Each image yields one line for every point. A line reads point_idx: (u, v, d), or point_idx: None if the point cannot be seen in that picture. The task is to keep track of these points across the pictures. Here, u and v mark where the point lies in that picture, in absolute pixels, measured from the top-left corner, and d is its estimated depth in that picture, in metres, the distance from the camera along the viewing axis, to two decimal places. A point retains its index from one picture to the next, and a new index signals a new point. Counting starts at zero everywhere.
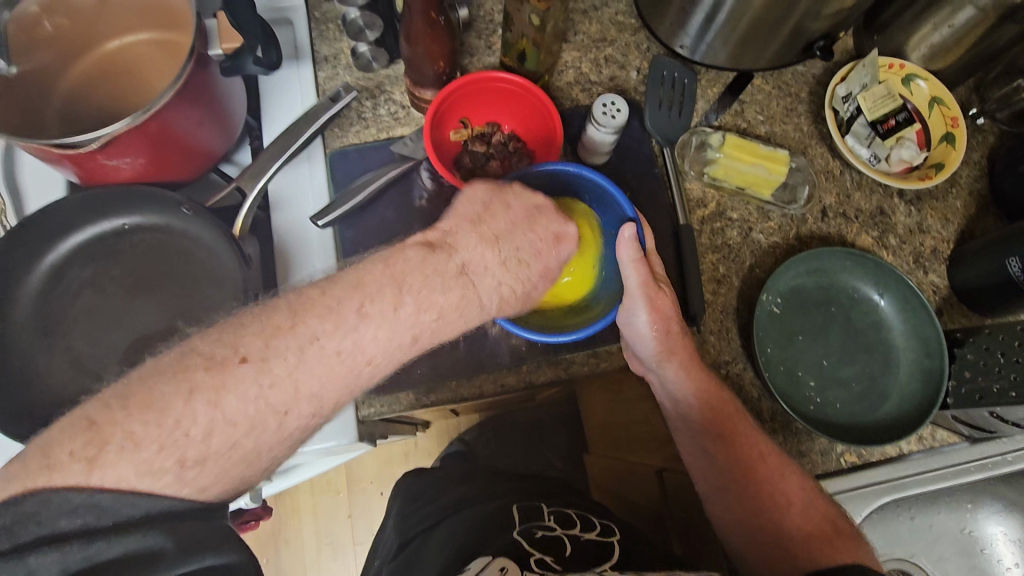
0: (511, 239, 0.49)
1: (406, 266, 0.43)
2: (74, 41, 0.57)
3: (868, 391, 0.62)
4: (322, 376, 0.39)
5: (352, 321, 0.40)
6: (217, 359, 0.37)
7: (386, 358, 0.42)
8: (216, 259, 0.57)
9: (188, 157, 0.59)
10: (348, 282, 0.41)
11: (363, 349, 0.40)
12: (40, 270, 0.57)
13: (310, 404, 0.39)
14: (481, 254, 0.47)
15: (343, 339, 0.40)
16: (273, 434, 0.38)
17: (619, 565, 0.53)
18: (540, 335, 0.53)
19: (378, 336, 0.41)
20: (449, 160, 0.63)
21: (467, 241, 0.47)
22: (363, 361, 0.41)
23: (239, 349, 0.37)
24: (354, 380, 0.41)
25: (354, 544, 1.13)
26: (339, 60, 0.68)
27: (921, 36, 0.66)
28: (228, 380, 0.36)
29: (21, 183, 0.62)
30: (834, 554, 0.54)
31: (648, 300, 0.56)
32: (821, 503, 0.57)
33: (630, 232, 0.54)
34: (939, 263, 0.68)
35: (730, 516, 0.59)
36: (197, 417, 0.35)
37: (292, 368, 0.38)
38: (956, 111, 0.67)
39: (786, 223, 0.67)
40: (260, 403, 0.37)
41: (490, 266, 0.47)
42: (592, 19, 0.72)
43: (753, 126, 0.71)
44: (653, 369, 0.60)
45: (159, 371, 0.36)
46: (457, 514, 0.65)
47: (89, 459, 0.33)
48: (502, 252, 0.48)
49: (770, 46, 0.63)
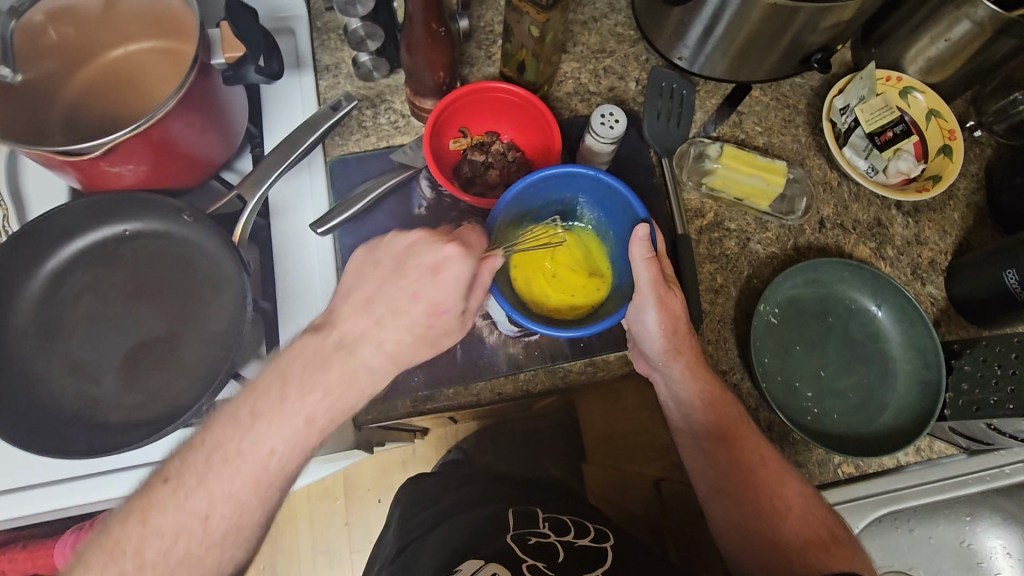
0: (384, 297, 0.50)
1: (291, 357, 0.48)
2: (79, 51, 0.58)
3: (866, 402, 0.62)
4: (227, 477, 0.45)
5: (247, 423, 0.46)
6: (150, 486, 0.46)
7: (288, 447, 0.47)
8: (217, 265, 0.59)
9: (188, 164, 0.59)
10: (252, 388, 0.48)
11: (261, 443, 0.46)
12: (41, 275, 0.58)
13: (230, 505, 0.45)
14: (360, 325, 0.49)
15: (241, 438, 0.46)
16: (200, 538, 0.45)
17: (610, 568, 0.54)
18: (544, 328, 0.53)
19: (273, 429, 0.46)
20: (449, 169, 0.64)
21: (345, 315, 0.50)
22: (267, 458, 0.46)
23: (162, 473, 0.46)
24: (264, 474, 0.46)
25: (351, 552, 1.13)
26: (340, 69, 0.69)
27: (918, 49, 0.66)
28: (155, 501, 0.45)
29: (23, 189, 0.63)
30: (832, 561, 0.54)
31: (658, 299, 0.56)
32: (820, 510, 0.57)
33: (644, 232, 0.55)
34: (936, 274, 0.68)
35: (730, 519, 0.58)
36: (133, 537, 0.44)
37: (207, 482, 0.45)
38: (953, 124, 0.67)
39: (783, 233, 0.68)
40: (182, 511, 0.44)
41: (366, 330, 0.49)
42: (592, 30, 0.73)
43: (751, 138, 0.71)
44: (660, 369, 0.59)
45: (108, 526, 0.45)
46: (450, 520, 0.65)
47: (75, 563, 0.44)
48: (379, 311, 0.50)
49: (768, 57, 0.63)
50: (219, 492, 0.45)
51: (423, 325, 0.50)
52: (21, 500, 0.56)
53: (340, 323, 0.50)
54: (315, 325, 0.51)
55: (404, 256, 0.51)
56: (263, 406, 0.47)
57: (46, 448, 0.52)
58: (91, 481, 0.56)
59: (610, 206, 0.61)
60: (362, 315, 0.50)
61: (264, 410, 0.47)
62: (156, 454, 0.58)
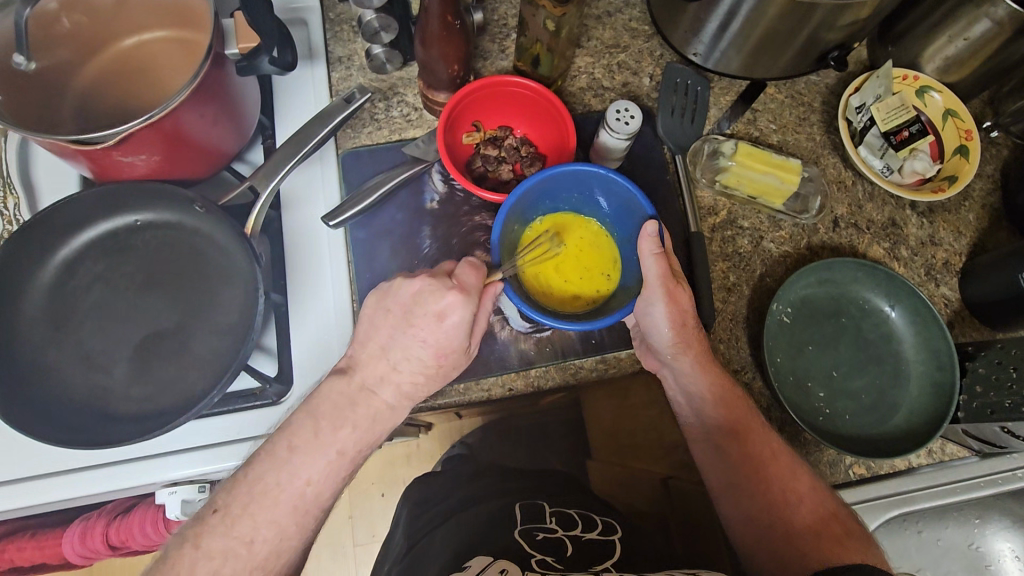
0: (398, 343, 0.53)
1: (319, 398, 0.53)
2: (92, 39, 0.57)
3: (878, 403, 0.61)
4: (271, 506, 0.50)
5: (284, 457, 0.51)
6: (200, 516, 0.50)
7: (324, 477, 0.51)
8: (228, 257, 0.59)
9: (200, 155, 0.59)
10: (286, 427, 0.52)
11: (300, 475, 0.50)
12: (52, 265, 0.58)
13: (275, 529, 0.50)
14: (380, 367, 0.54)
15: (279, 471, 0.50)
16: (246, 560, 0.48)
17: (620, 561, 0.56)
18: (546, 319, 0.53)
19: (311, 461, 0.51)
20: (461, 164, 0.64)
21: (363, 360, 0.54)
22: (304, 488, 0.51)
23: (212, 504, 0.50)
24: (306, 501, 0.51)
25: (355, 546, 1.13)
26: (353, 61, 0.68)
27: (936, 48, 0.66)
28: (204, 530, 0.48)
29: (35, 178, 0.62)
30: (845, 553, 0.52)
31: (666, 293, 0.57)
32: (830, 501, 0.57)
33: (652, 228, 0.56)
34: (950, 276, 0.67)
35: (740, 512, 0.58)
36: (187, 562, 0.47)
37: (251, 509, 0.49)
38: (970, 124, 0.67)
39: (797, 232, 0.67)
40: (230, 537, 0.48)
41: (387, 373, 0.54)
42: (606, 25, 0.73)
43: (765, 135, 0.71)
44: (668, 363, 0.59)
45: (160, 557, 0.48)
46: (460, 513, 0.65)
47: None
48: (395, 357, 0.53)
49: (784, 55, 0.63)
50: (263, 518, 0.49)
51: (436, 364, 0.54)
52: (29, 490, 0.56)
53: (361, 367, 0.54)
54: (340, 368, 0.55)
55: (409, 304, 0.53)
56: (299, 441, 0.51)
57: (55, 437, 0.52)
58: (99, 471, 0.56)
59: (623, 206, 0.61)
60: (381, 360, 0.54)
61: (301, 444, 0.51)
62: (165, 446, 0.57)
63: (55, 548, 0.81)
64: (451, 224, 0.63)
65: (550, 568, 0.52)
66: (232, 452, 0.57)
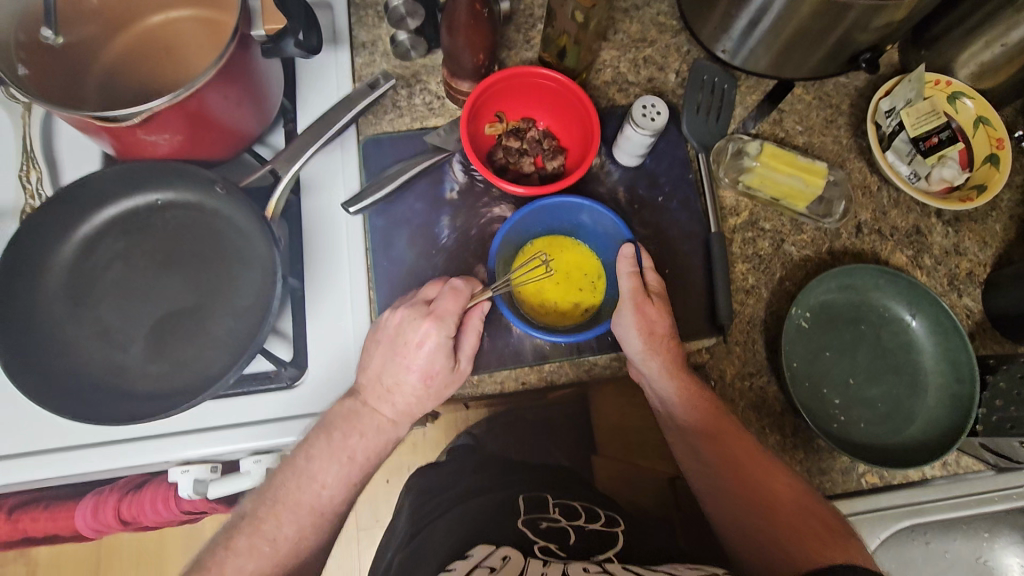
0: (387, 373, 0.54)
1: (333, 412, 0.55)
2: (119, 16, 0.57)
3: (893, 412, 0.61)
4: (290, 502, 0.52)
5: (304, 465, 0.53)
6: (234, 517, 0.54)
7: (337, 480, 0.54)
8: (247, 240, 0.59)
9: (223, 136, 0.58)
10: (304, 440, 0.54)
11: (314, 478, 0.53)
12: (74, 240, 0.58)
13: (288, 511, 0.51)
14: (372, 389, 0.55)
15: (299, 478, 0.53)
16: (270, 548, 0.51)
17: (621, 554, 0.55)
18: (540, 334, 0.54)
19: (329, 467, 0.53)
20: (483, 154, 0.64)
21: (361, 383, 0.55)
22: (320, 490, 0.54)
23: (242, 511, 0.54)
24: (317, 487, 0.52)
25: (359, 530, 1.14)
26: (377, 46, 0.68)
27: (971, 53, 0.64)
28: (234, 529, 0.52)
29: (58, 153, 0.63)
30: (826, 552, 0.51)
31: (636, 306, 0.57)
32: (812, 503, 0.55)
33: (629, 250, 0.59)
34: (974, 286, 0.66)
35: (730, 509, 0.57)
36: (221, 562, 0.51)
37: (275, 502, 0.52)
38: (1002, 133, 0.65)
39: (819, 236, 0.66)
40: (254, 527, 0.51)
41: (384, 396, 0.55)
42: (633, 18, 0.71)
43: (791, 136, 0.70)
44: (641, 369, 0.59)
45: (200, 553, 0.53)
46: (467, 502, 0.65)
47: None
48: (384, 381, 0.54)
49: (815, 55, 0.61)
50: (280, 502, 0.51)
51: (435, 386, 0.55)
52: (46, 463, 0.57)
53: (360, 388, 0.55)
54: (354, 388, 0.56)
55: (395, 337, 0.54)
56: (315, 450, 0.53)
57: (71, 412, 0.53)
58: (114, 447, 0.57)
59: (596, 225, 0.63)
60: (369, 383, 0.55)
61: (317, 452, 0.53)
62: (180, 425, 0.58)
63: (68, 520, 0.82)
64: (470, 215, 0.63)
65: (552, 555, 0.53)
66: (246, 434, 0.57)
